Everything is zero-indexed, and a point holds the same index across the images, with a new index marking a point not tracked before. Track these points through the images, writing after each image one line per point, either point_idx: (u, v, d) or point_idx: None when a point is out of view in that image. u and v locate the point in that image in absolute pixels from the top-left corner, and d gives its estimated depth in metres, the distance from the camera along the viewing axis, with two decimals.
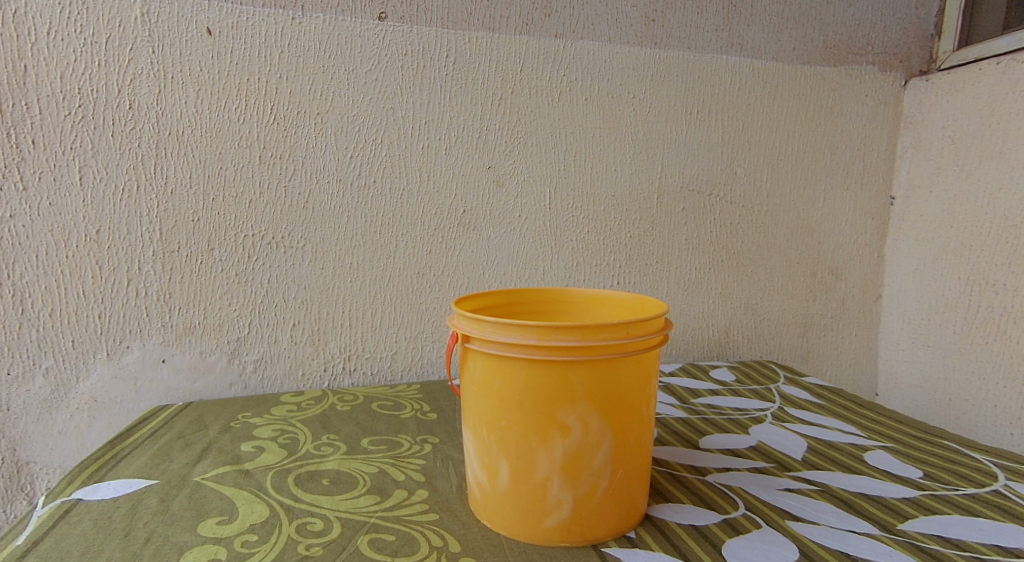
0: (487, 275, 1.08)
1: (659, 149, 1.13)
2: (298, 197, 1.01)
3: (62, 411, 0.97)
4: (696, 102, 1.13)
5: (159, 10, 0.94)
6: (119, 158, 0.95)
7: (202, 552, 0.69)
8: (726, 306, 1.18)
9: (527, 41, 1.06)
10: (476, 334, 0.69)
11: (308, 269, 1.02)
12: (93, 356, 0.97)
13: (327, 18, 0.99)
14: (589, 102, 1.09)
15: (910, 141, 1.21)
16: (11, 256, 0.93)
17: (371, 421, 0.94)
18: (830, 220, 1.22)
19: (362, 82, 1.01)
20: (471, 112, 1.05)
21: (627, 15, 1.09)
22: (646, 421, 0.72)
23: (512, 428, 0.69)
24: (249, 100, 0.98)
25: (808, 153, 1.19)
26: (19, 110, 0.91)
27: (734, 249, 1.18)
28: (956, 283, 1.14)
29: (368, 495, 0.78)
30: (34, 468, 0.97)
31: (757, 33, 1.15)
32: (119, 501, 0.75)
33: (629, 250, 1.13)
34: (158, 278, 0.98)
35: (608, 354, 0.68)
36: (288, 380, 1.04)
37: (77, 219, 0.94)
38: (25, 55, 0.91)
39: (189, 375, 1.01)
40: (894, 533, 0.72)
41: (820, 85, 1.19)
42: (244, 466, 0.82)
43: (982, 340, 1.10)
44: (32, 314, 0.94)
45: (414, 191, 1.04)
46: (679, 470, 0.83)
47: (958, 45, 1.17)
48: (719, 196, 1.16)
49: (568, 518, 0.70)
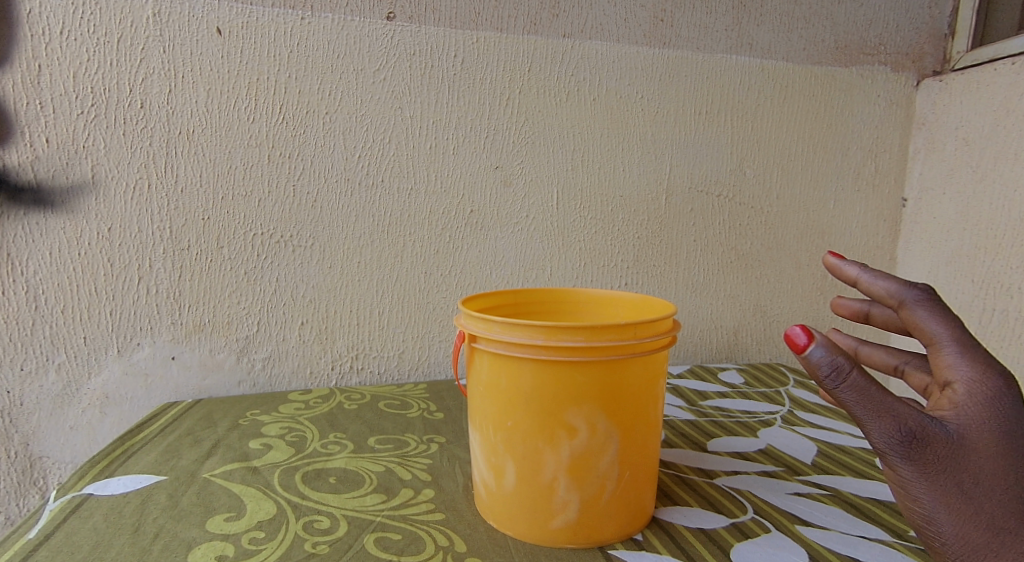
0: (494, 275, 1.08)
1: (668, 149, 1.12)
2: (306, 196, 1.01)
3: (73, 407, 0.98)
4: (705, 102, 1.13)
5: (170, 10, 0.95)
6: (130, 157, 0.96)
7: (210, 549, 0.69)
8: (734, 308, 1.18)
9: (535, 40, 1.06)
10: (483, 334, 0.69)
11: (316, 268, 1.02)
12: (104, 352, 0.98)
13: (336, 18, 0.99)
14: (597, 102, 1.09)
15: (922, 142, 1.20)
16: (24, 253, 0.94)
17: (377, 420, 0.94)
18: (841, 221, 1.21)
19: (371, 82, 1.01)
20: (479, 111, 1.05)
21: (636, 15, 1.09)
22: (653, 422, 0.72)
23: (519, 428, 0.69)
24: (259, 99, 0.98)
25: (818, 154, 1.18)
26: (33, 109, 0.92)
27: (743, 250, 1.17)
28: (970, 286, 1.13)
29: (374, 494, 0.78)
30: (46, 463, 0.98)
31: (768, 33, 1.14)
32: (129, 497, 0.76)
33: (637, 250, 1.13)
34: (168, 276, 0.98)
35: (615, 356, 0.68)
36: (296, 378, 1.04)
37: (89, 217, 0.95)
38: (39, 55, 0.92)
39: (198, 372, 1.01)
40: (905, 539, 0.72)
41: (830, 85, 1.18)
42: (252, 463, 0.83)
43: (996, 344, 1.09)
44: (45, 311, 0.95)
45: (421, 191, 1.04)
46: (687, 473, 0.82)
47: (972, 45, 1.16)
48: (728, 197, 1.16)
49: (574, 520, 0.70)
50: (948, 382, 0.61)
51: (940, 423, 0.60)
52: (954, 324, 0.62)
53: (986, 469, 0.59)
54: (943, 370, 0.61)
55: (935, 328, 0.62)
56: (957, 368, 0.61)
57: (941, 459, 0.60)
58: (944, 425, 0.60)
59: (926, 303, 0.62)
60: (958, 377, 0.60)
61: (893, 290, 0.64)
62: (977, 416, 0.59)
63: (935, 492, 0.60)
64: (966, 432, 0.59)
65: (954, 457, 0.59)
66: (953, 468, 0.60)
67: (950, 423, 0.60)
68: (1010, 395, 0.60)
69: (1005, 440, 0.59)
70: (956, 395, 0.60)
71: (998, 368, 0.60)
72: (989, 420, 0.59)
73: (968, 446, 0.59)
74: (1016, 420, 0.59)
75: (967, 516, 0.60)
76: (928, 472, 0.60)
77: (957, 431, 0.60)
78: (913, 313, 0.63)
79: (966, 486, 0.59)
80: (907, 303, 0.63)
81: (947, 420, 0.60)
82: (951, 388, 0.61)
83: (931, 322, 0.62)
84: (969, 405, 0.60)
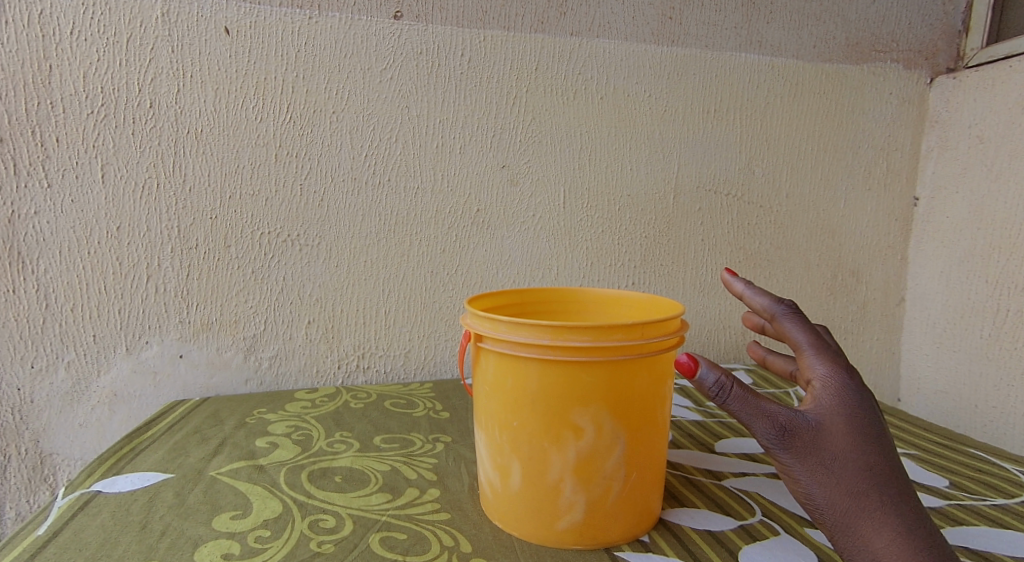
0: (501, 274, 1.08)
1: (676, 148, 1.12)
2: (313, 195, 1.01)
3: (83, 404, 0.99)
4: (714, 100, 1.12)
5: (179, 9, 0.95)
6: (139, 157, 0.96)
7: (216, 547, 0.69)
8: (742, 308, 1.17)
9: (543, 39, 1.05)
10: (489, 334, 0.69)
11: (323, 267, 1.02)
12: (113, 350, 0.99)
13: (343, 17, 0.99)
14: (604, 100, 1.08)
15: (935, 141, 1.19)
16: (34, 252, 0.94)
17: (384, 419, 0.94)
18: (851, 221, 1.20)
19: (377, 81, 1.01)
20: (486, 110, 1.05)
21: (644, 13, 1.08)
22: (661, 423, 0.71)
23: (525, 429, 0.69)
24: (266, 98, 0.98)
25: (829, 153, 1.17)
26: (43, 109, 0.93)
27: (752, 250, 1.16)
28: (984, 286, 1.11)
29: (380, 493, 0.78)
30: (55, 460, 0.99)
31: (778, 31, 1.13)
32: (136, 495, 0.76)
33: (644, 250, 1.12)
34: (176, 275, 0.99)
35: (622, 356, 0.67)
36: (302, 377, 1.05)
37: (99, 215, 0.96)
38: (49, 55, 0.92)
39: (206, 370, 1.02)
40: None
41: (841, 83, 1.17)
42: (259, 461, 0.83)
43: (1009, 345, 1.08)
44: (55, 309, 0.96)
45: (428, 191, 1.04)
46: (694, 474, 0.82)
47: (986, 42, 1.14)
48: (737, 196, 1.15)
49: (580, 521, 0.69)
50: (809, 381, 0.69)
51: (802, 412, 0.67)
52: (813, 332, 0.70)
53: (845, 449, 0.65)
54: (804, 371, 0.69)
55: (799, 336, 0.70)
56: (813, 367, 0.68)
57: (806, 444, 0.66)
58: (806, 416, 0.67)
59: (791, 315, 0.71)
60: (814, 375, 0.68)
61: (766, 305, 0.72)
62: (832, 405, 0.67)
63: (804, 473, 0.66)
64: (824, 421, 0.66)
65: (817, 442, 0.66)
66: (817, 452, 0.66)
67: (810, 412, 0.67)
68: (858, 388, 0.67)
69: (856, 427, 0.66)
70: (815, 392, 0.68)
71: (846, 366, 0.68)
72: (842, 408, 0.66)
73: (827, 431, 0.66)
74: (862, 409, 0.67)
75: (834, 494, 0.65)
76: (797, 455, 0.66)
77: (817, 419, 0.66)
78: (782, 324, 0.71)
79: (830, 466, 0.66)
80: (777, 316, 0.71)
81: (807, 412, 0.67)
82: (812, 386, 0.68)
83: (795, 332, 0.70)
84: (825, 397, 0.67)
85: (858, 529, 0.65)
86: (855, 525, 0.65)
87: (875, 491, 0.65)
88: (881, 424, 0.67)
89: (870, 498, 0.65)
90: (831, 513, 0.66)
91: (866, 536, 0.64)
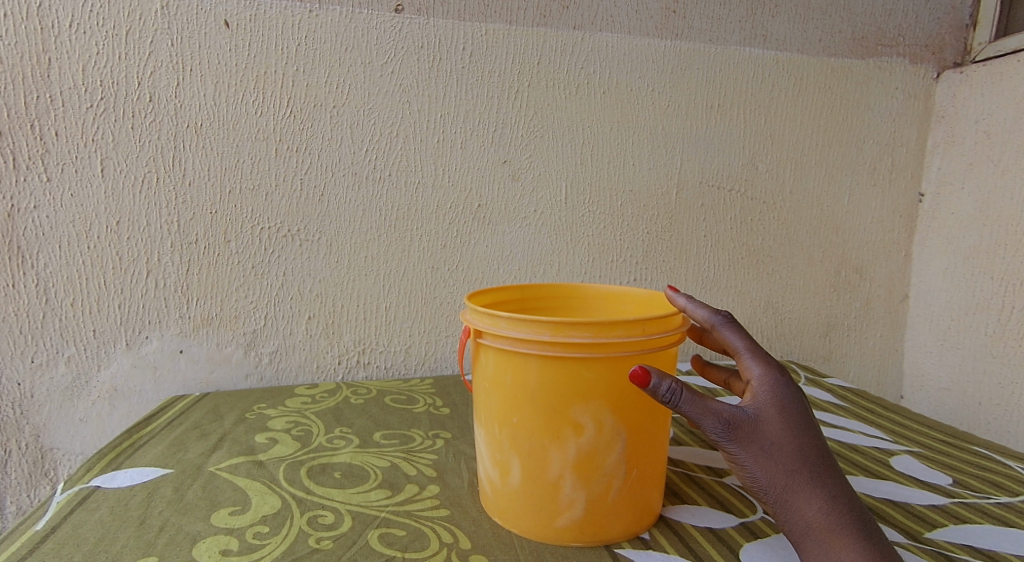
0: (502, 270, 1.07)
1: (679, 143, 1.11)
2: (313, 190, 1.00)
3: (83, 399, 0.98)
4: (718, 95, 1.11)
5: (179, 3, 0.95)
6: (139, 151, 0.96)
7: (214, 543, 0.69)
8: (745, 305, 1.16)
9: (545, 33, 1.04)
10: (489, 330, 0.69)
11: (323, 262, 1.02)
12: (113, 345, 0.98)
13: (344, 10, 0.99)
14: (607, 95, 1.07)
15: (942, 136, 1.18)
16: (34, 246, 0.94)
17: (383, 415, 0.94)
18: (855, 217, 1.19)
19: (378, 75, 1.01)
20: (487, 104, 1.04)
21: (647, 7, 1.07)
22: (661, 419, 0.71)
23: (525, 426, 0.69)
24: (266, 92, 0.98)
25: (833, 148, 1.16)
26: (43, 103, 0.92)
27: (755, 246, 1.15)
28: (989, 282, 1.10)
29: (379, 490, 0.77)
30: (56, 454, 0.99)
31: (783, 25, 1.12)
32: (135, 490, 0.76)
33: (646, 246, 1.11)
34: (176, 270, 0.98)
35: (624, 352, 0.67)
36: (302, 372, 1.04)
37: (98, 210, 0.95)
38: (49, 49, 0.92)
39: (206, 365, 1.01)
40: (921, 542, 0.70)
41: (846, 78, 1.15)
42: (258, 457, 0.83)
43: (1014, 342, 1.07)
44: (55, 304, 0.96)
45: (429, 186, 1.04)
46: (695, 471, 0.81)
47: (994, 37, 1.13)
48: (740, 191, 1.14)
49: (580, 518, 0.69)
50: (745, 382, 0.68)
51: (741, 407, 0.66)
52: (751, 339, 0.70)
53: (782, 437, 0.65)
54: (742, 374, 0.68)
55: (737, 342, 0.69)
56: (750, 369, 0.68)
57: (746, 437, 0.65)
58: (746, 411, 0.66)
59: (729, 324, 0.70)
60: (752, 376, 0.68)
61: (706, 316, 0.70)
62: (769, 399, 0.66)
63: (744, 462, 0.66)
64: (762, 414, 0.66)
65: (756, 435, 0.65)
66: (757, 444, 0.65)
67: (749, 407, 0.66)
68: (790, 384, 0.68)
69: (792, 417, 0.66)
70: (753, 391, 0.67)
71: (780, 366, 0.68)
72: (778, 401, 0.66)
73: (765, 423, 0.66)
74: (797, 402, 0.67)
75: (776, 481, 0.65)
76: (739, 449, 0.65)
77: (755, 412, 0.66)
78: (721, 333, 0.70)
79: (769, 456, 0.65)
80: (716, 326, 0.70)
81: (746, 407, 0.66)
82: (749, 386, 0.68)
83: (734, 339, 0.69)
84: (762, 394, 0.67)
85: (795, 512, 0.65)
86: (793, 508, 0.65)
87: (809, 474, 0.65)
88: (812, 416, 0.68)
89: (807, 482, 0.65)
90: (770, 498, 0.65)
91: (803, 517, 0.64)
